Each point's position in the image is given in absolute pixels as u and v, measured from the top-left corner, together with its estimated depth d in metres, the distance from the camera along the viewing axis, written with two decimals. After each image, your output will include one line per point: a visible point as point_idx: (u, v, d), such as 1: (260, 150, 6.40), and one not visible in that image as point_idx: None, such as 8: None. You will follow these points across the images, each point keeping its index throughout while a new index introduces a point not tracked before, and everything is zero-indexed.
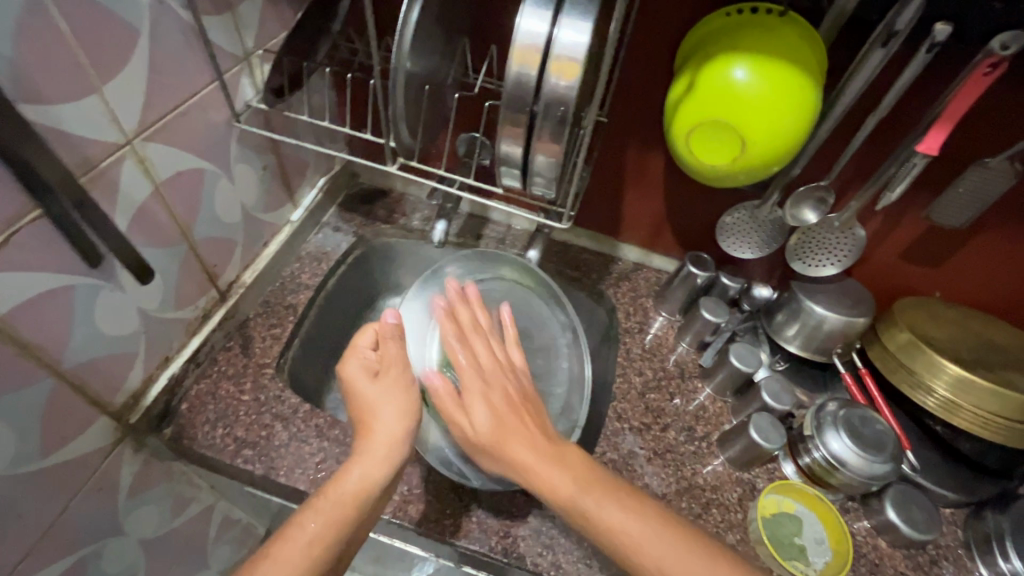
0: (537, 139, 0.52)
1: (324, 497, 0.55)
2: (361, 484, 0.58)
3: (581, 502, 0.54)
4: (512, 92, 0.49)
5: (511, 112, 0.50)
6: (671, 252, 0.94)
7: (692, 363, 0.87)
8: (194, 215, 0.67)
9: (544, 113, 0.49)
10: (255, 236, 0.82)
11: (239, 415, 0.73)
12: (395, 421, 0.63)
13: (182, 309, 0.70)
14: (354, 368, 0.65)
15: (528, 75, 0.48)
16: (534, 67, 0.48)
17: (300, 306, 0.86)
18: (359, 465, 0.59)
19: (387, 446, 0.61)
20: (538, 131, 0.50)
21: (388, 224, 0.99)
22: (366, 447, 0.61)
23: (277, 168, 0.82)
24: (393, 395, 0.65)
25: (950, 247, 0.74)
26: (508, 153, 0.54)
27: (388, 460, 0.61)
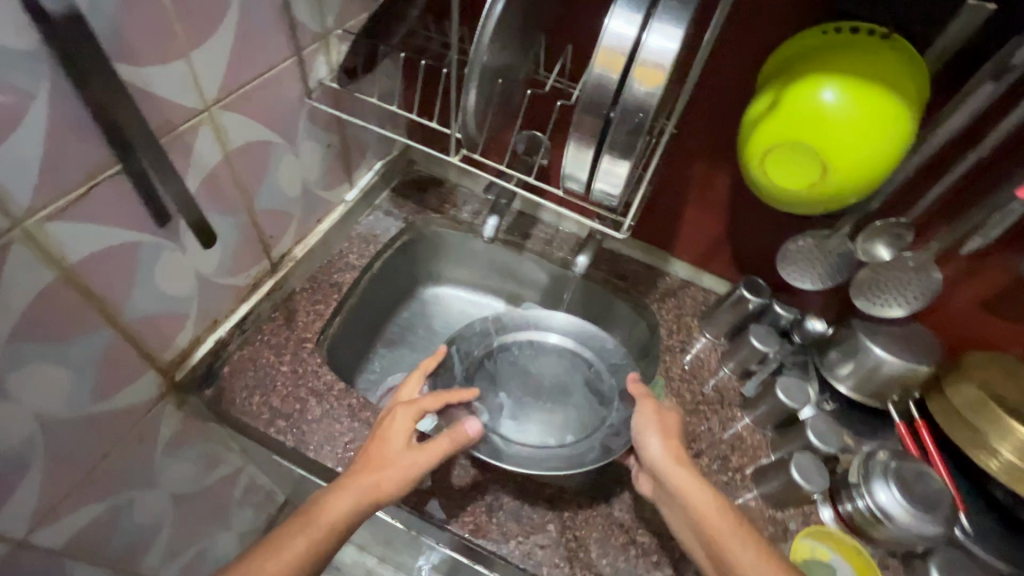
0: (609, 145, 0.50)
1: (298, 528, 0.54)
2: (338, 519, 0.54)
3: (693, 488, 0.59)
4: (592, 94, 0.47)
5: (588, 115, 0.49)
6: (724, 273, 0.92)
7: (733, 391, 0.83)
8: (257, 185, 0.68)
9: (622, 118, 0.47)
10: (311, 212, 0.83)
11: (276, 384, 0.74)
12: (382, 478, 0.57)
13: (236, 276, 0.72)
14: (403, 419, 0.61)
15: (610, 78, 0.46)
16: (616, 71, 0.46)
17: (345, 286, 0.87)
18: (341, 498, 0.55)
19: (377, 486, 0.56)
20: (612, 136, 0.49)
21: (438, 214, 1.00)
22: (349, 482, 0.56)
23: (339, 147, 0.83)
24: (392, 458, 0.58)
25: None
26: (577, 157, 0.53)
27: (362, 505, 0.55)
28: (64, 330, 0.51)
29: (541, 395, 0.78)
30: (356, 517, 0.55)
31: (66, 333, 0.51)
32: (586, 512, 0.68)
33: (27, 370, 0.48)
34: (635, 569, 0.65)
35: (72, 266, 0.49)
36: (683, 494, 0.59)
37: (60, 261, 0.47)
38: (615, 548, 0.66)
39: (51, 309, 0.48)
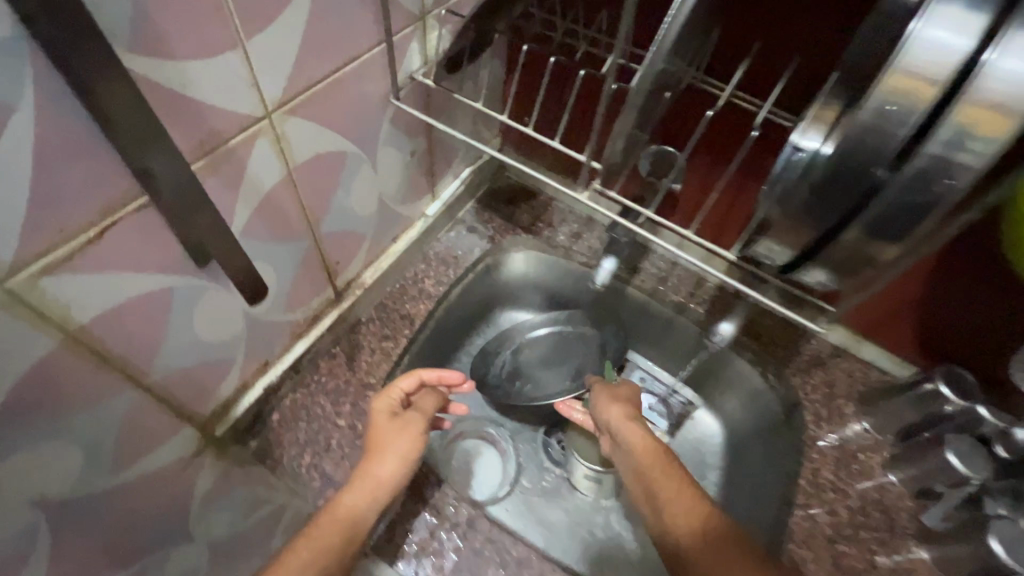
0: (866, 220, 0.33)
1: (324, 517, 0.51)
2: (350, 514, 0.51)
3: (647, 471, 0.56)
4: (860, 135, 0.31)
5: (840, 165, 0.32)
6: (898, 347, 0.70)
7: (905, 515, 0.63)
8: (325, 207, 0.55)
9: (906, 182, 0.30)
10: (385, 231, 0.69)
11: (331, 443, 0.62)
12: (389, 460, 0.55)
13: (292, 311, 0.59)
14: (383, 404, 0.59)
15: (906, 116, 0.30)
16: (922, 104, 0.29)
17: (417, 318, 0.72)
18: (358, 486, 0.53)
19: (391, 473, 0.54)
20: (875, 205, 0.32)
21: (530, 233, 0.84)
22: (363, 471, 0.54)
23: (424, 154, 0.68)
24: (391, 441, 0.56)
25: None
26: (800, 222, 0.36)
27: (379, 495, 0.54)
28: (74, 403, 0.39)
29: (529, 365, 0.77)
30: (372, 507, 0.53)
31: (76, 406, 0.39)
32: None
33: (23, 457, 0.37)
34: None
35: (82, 327, 0.37)
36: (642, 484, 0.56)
37: (64, 324, 0.35)
38: None
39: (53, 382, 0.37)
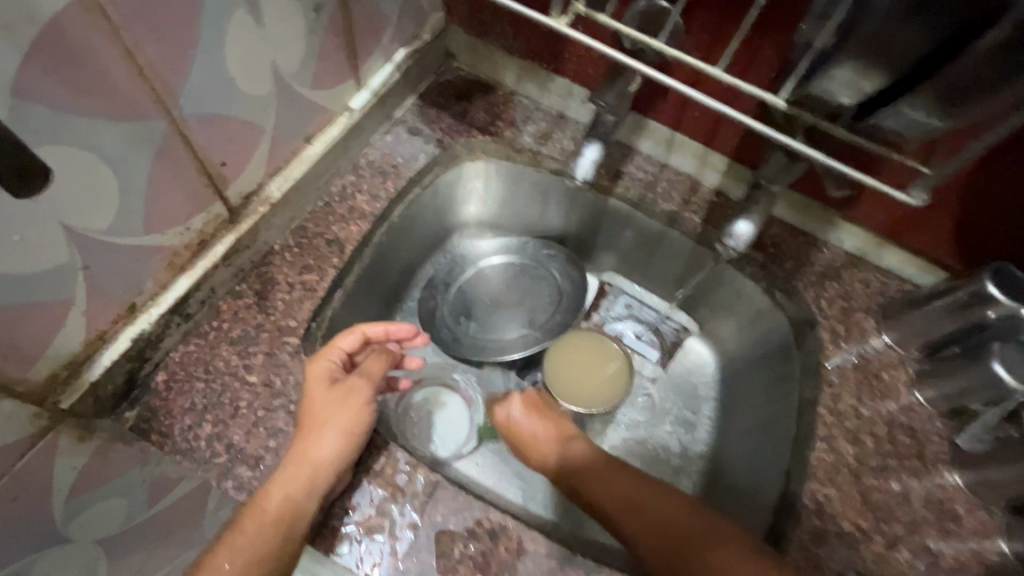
0: (994, 41, 0.28)
1: (249, 522, 0.42)
2: (285, 503, 0.42)
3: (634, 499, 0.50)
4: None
5: None
6: (929, 248, 0.60)
7: (936, 439, 0.54)
8: (179, 67, 0.37)
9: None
10: (293, 126, 0.52)
11: (237, 408, 0.47)
12: (324, 444, 0.44)
13: (161, 232, 0.43)
14: (319, 369, 0.48)
15: None
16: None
17: (348, 243, 0.56)
18: (292, 468, 0.43)
19: (329, 456, 0.44)
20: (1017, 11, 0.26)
21: (488, 135, 0.67)
22: (296, 455, 0.44)
23: (336, 14, 0.50)
24: (329, 420, 0.45)
25: None
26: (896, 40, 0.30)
27: (319, 478, 0.43)
28: None
29: (485, 304, 0.77)
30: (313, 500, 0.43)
31: None
32: None
33: None
34: None
35: None
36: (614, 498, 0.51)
37: None
38: None
39: None
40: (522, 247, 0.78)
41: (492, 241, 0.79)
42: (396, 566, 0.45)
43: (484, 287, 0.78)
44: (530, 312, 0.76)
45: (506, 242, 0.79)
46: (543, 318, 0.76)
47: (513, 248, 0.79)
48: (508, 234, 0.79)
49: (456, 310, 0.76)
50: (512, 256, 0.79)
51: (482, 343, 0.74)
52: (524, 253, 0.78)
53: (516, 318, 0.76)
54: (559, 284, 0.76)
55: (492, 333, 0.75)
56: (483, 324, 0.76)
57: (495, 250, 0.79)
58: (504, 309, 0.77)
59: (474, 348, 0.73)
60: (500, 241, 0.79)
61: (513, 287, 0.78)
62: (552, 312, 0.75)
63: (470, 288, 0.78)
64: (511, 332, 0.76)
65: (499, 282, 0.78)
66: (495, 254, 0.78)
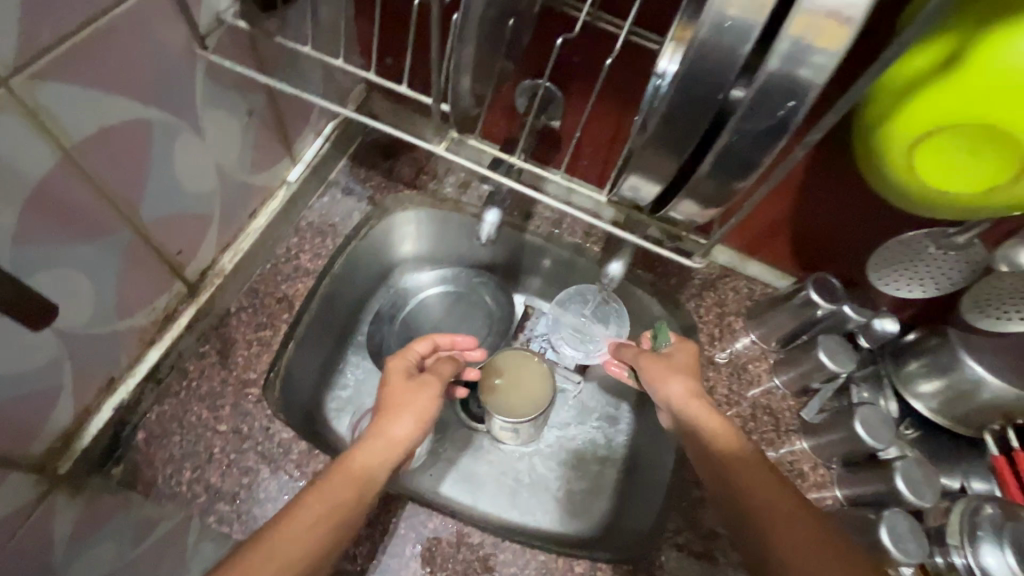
0: (727, 139, 0.32)
1: (311, 500, 0.45)
2: (363, 469, 0.48)
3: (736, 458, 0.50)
4: (699, 67, 0.31)
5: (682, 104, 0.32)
6: (778, 261, 0.74)
7: (789, 413, 0.69)
8: (137, 186, 0.45)
9: (748, 110, 0.31)
10: (238, 207, 0.60)
11: (212, 454, 0.55)
12: (404, 420, 0.52)
13: (131, 315, 0.51)
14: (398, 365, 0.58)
15: (778, 53, 0.29)
16: (761, 15, 0.28)
17: (296, 300, 0.65)
18: (372, 449, 0.50)
19: (406, 435, 0.52)
20: (748, 96, 0.30)
21: (414, 188, 0.77)
22: (377, 430, 0.51)
23: (267, 112, 0.58)
24: (411, 402, 0.54)
25: None
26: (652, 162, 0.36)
27: (392, 453, 0.51)
28: None
29: (427, 331, 0.87)
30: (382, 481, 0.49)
31: None
32: None
33: None
34: None
35: None
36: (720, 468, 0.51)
37: None
38: None
39: None
40: (454, 277, 0.88)
41: (428, 274, 0.88)
42: (359, 568, 0.55)
43: (424, 317, 0.87)
44: (466, 334, 0.86)
45: (440, 273, 0.88)
46: (478, 338, 0.85)
47: (446, 278, 0.88)
48: (442, 266, 0.89)
49: (401, 339, 0.85)
50: (446, 285, 0.88)
51: None
52: (456, 281, 0.88)
53: None
54: (490, 309, 0.86)
55: None
56: None
57: (431, 281, 0.88)
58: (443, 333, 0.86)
59: None
60: (434, 273, 0.88)
61: (450, 313, 0.87)
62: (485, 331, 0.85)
63: (413, 318, 0.87)
64: None
65: (438, 310, 0.88)
66: (432, 285, 0.88)
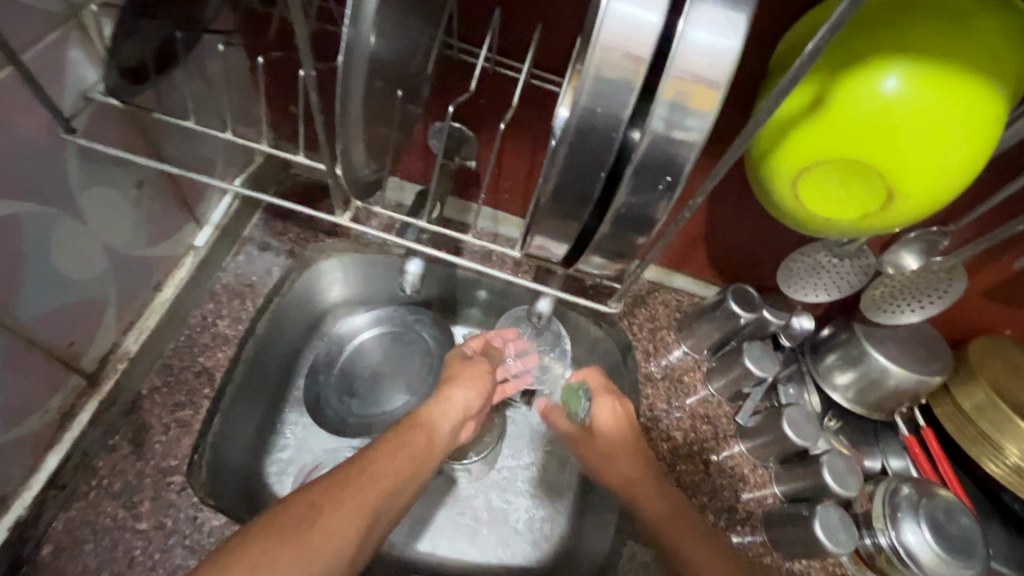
0: (620, 202, 0.33)
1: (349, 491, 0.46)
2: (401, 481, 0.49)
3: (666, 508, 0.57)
4: (584, 144, 0.31)
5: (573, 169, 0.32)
6: (700, 272, 0.78)
7: (726, 418, 0.72)
8: (7, 286, 0.41)
9: (635, 174, 0.32)
10: (139, 282, 0.56)
11: (132, 556, 0.51)
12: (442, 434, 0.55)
13: (19, 423, 0.46)
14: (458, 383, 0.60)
15: (655, 118, 0.29)
16: (636, 80, 0.29)
17: (217, 372, 0.61)
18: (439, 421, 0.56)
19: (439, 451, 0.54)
20: (633, 162, 0.31)
21: (336, 236, 0.75)
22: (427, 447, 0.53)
23: (161, 179, 0.55)
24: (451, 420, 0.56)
25: None
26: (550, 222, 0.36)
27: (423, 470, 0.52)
28: None
29: (367, 377, 0.84)
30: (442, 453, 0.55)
31: None
32: None
33: None
34: None
35: None
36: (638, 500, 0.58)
37: None
38: None
39: None
40: (391, 318, 0.86)
41: (362, 317, 0.86)
42: None
43: (364, 363, 0.85)
44: (408, 375, 0.84)
45: (376, 316, 0.86)
46: (422, 378, 0.83)
47: (383, 320, 0.86)
48: (377, 308, 0.87)
49: (342, 389, 0.82)
50: (383, 327, 0.86)
51: (370, 414, 0.80)
52: (393, 322, 0.86)
53: (397, 384, 0.83)
54: (430, 346, 0.85)
55: (378, 404, 0.81)
56: (368, 397, 0.82)
57: (366, 325, 0.86)
58: (385, 377, 0.84)
59: (366, 425, 0.79)
60: (369, 316, 0.86)
61: (390, 355, 0.85)
62: (429, 369, 0.84)
63: (352, 366, 0.84)
64: (394, 399, 0.82)
65: (377, 354, 0.85)
66: (367, 328, 0.86)
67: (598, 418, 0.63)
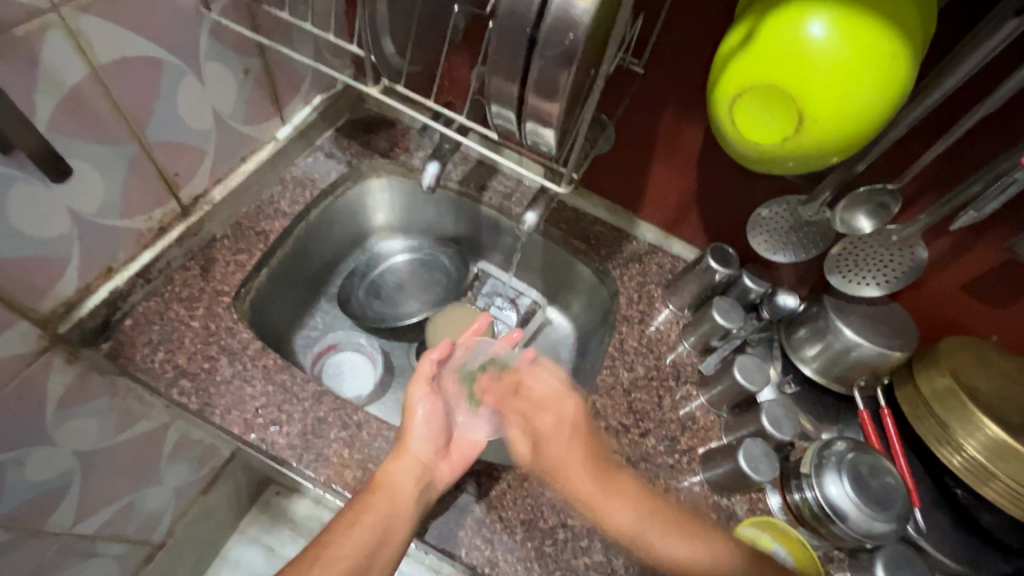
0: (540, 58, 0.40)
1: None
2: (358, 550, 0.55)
3: (632, 507, 0.57)
4: (510, 7, 0.39)
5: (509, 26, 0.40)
6: (694, 239, 0.84)
7: (691, 367, 0.77)
8: (147, 111, 0.58)
9: (551, 27, 0.38)
10: (231, 149, 0.74)
11: (183, 341, 0.67)
12: (402, 485, 0.59)
13: (131, 218, 0.63)
14: (418, 424, 0.64)
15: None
16: None
17: (272, 235, 0.78)
18: (397, 475, 0.59)
19: (394, 505, 0.57)
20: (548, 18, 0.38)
21: (386, 157, 0.90)
22: (375, 502, 0.57)
23: (262, 75, 0.72)
24: (406, 472, 0.60)
25: (1008, 296, 0.63)
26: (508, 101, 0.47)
27: (394, 525, 0.57)
28: None
29: (392, 289, 0.98)
30: (425, 502, 0.60)
31: None
32: (515, 493, 0.63)
33: None
34: (561, 556, 0.61)
35: None
36: (603, 491, 0.58)
37: None
38: (543, 531, 0.62)
39: None
40: (422, 246, 1.00)
41: (398, 241, 1.00)
42: None
43: (391, 277, 0.99)
44: (426, 293, 0.97)
45: (409, 241, 1.00)
46: (436, 297, 0.96)
47: (414, 246, 1.00)
48: (412, 236, 1.01)
49: (368, 293, 0.96)
50: (413, 253, 1.00)
51: (386, 316, 0.93)
52: (424, 249, 1.00)
53: (414, 299, 0.96)
54: (449, 270, 0.97)
55: (395, 311, 0.95)
56: (389, 306, 0.96)
57: (400, 248, 1.00)
58: (407, 291, 0.97)
59: (382, 322, 0.92)
60: (404, 241, 1.00)
61: (414, 276, 0.99)
62: (443, 290, 0.96)
63: (381, 278, 0.98)
64: (410, 309, 0.95)
65: (404, 273, 0.99)
66: (401, 251, 1.00)
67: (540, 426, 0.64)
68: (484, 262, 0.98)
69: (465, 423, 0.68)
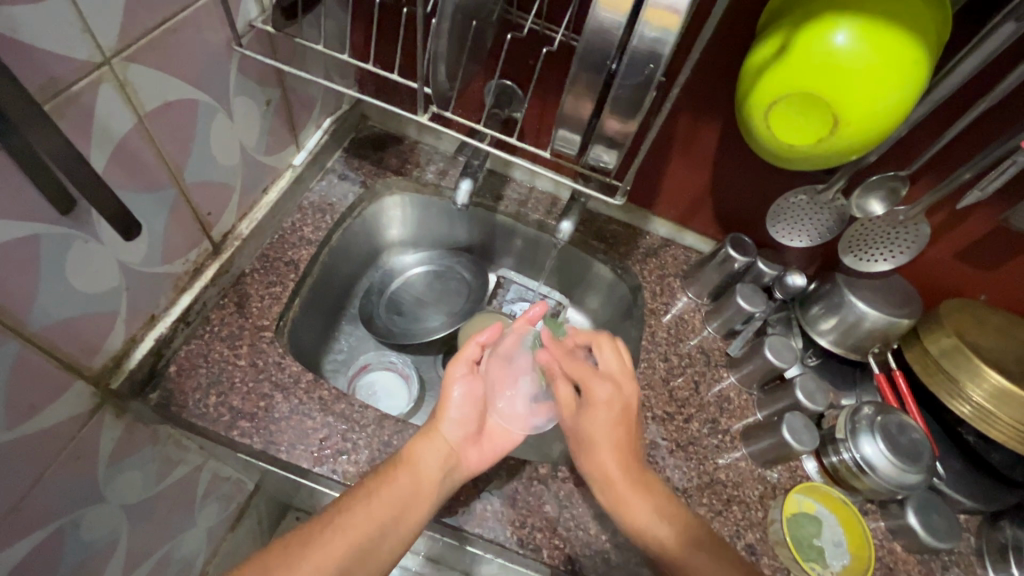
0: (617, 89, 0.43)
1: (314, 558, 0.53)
2: (370, 524, 0.56)
3: (648, 504, 0.61)
4: (589, 45, 0.41)
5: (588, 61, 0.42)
6: (707, 230, 0.88)
7: (718, 351, 0.82)
8: (185, 153, 0.57)
9: (629, 61, 0.41)
10: (254, 181, 0.72)
11: (233, 382, 0.66)
12: (431, 465, 0.61)
13: (170, 262, 0.62)
14: (455, 400, 0.68)
15: (641, 34, 0.39)
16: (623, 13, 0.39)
17: (301, 263, 0.77)
18: (426, 454, 0.62)
19: (415, 488, 0.59)
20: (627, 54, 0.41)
21: (399, 174, 0.90)
22: (393, 482, 0.58)
23: (280, 104, 0.72)
24: (439, 456, 0.63)
25: (994, 260, 0.71)
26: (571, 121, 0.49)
27: (417, 503, 0.59)
28: None
29: (412, 303, 0.98)
30: (448, 486, 0.62)
31: None
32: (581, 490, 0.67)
33: None
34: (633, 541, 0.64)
35: None
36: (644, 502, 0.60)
37: None
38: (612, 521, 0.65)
39: None
40: (436, 257, 1.01)
41: (413, 255, 1.01)
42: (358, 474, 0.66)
43: (410, 291, 0.99)
44: (447, 304, 0.98)
45: (425, 253, 1.01)
46: (458, 308, 0.97)
47: (429, 258, 1.01)
48: (426, 248, 1.01)
49: (389, 310, 0.96)
50: (429, 265, 1.01)
51: (412, 332, 0.94)
52: (439, 260, 1.01)
53: (436, 311, 0.97)
54: (467, 280, 0.98)
55: (420, 325, 0.95)
56: (412, 320, 0.96)
57: (416, 261, 1.01)
58: (427, 304, 0.98)
59: (410, 338, 0.92)
60: (419, 254, 1.01)
61: (431, 288, 0.99)
62: (465, 300, 0.97)
63: (400, 292, 0.98)
64: (434, 322, 0.96)
65: (422, 286, 0.99)
66: (416, 263, 1.00)
67: (589, 426, 0.65)
68: (500, 270, 1.00)
69: (503, 409, 0.71)
